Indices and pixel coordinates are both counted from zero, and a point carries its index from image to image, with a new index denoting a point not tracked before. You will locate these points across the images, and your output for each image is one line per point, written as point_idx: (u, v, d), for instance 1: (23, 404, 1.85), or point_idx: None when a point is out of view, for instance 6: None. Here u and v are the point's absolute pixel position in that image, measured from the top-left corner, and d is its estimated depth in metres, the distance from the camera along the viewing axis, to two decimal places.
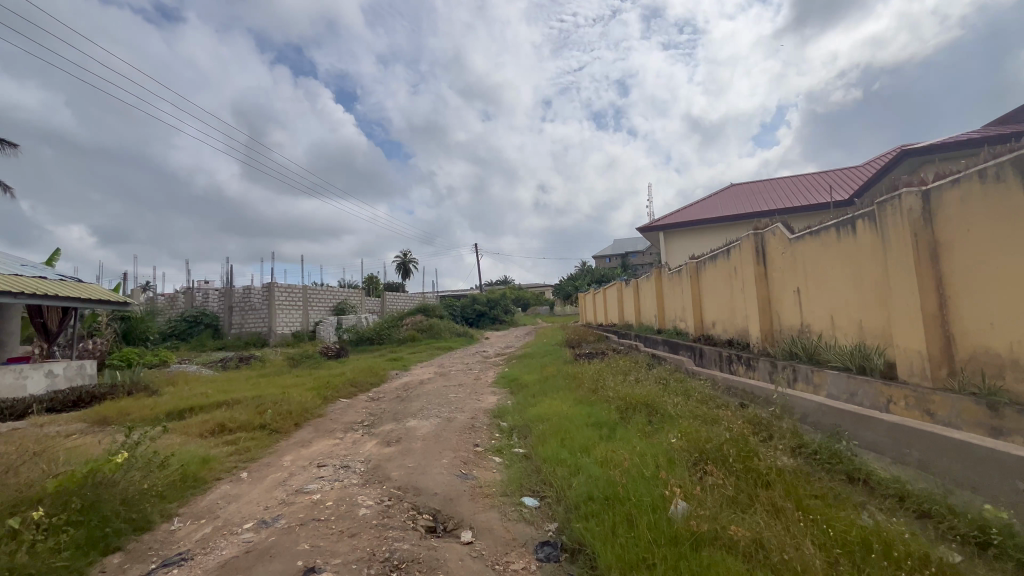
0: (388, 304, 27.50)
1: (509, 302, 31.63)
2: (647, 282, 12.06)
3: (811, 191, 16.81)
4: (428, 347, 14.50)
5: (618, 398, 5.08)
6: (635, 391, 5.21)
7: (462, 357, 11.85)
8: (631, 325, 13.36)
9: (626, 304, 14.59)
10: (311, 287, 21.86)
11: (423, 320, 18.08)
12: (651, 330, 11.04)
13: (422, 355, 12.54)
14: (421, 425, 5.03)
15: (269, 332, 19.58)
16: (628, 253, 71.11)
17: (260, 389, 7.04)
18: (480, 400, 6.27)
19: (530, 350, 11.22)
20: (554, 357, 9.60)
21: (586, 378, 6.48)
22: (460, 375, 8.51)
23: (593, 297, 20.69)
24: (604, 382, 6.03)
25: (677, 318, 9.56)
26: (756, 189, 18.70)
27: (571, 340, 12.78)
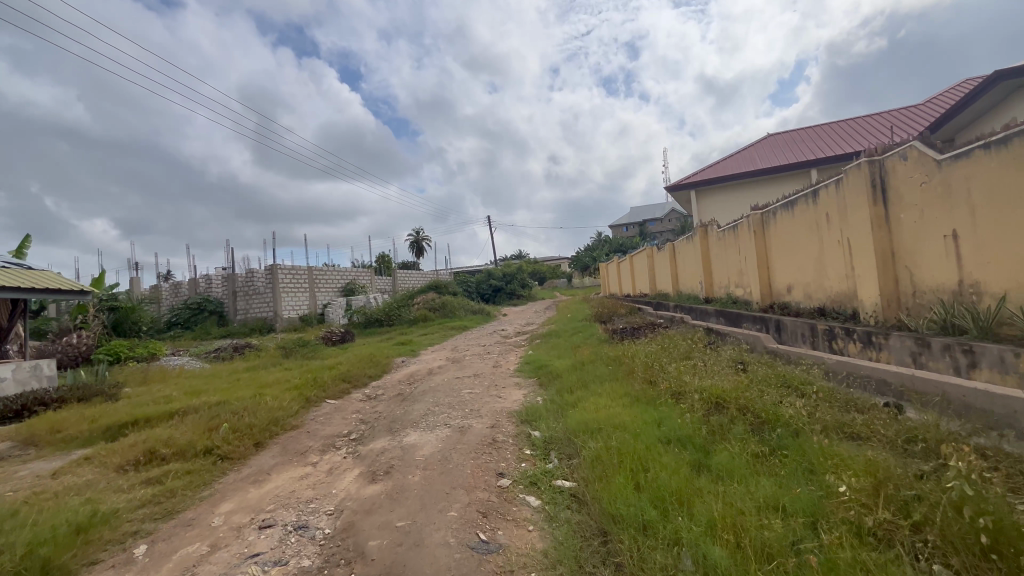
0: (399, 282, 26.35)
1: (526, 276, 30.22)
2: (686, 245, 10.45)
3: (864, 136, 14.86)
4: (441, 327, 13.21)
5: (695, 398, 3.66)
6: (713, 384, 3.82)
7: (478, 337, 10.53)
8: (667, 295, 11.80)
9: (659, 272, 13.01)
10: (317, 267, 20.71)
11: (435, 298, 16.81)
12: (695, 299, 9.52)
13: (434, 337, 11.26)
14: (423, 441, 3.67)
15: (275, 317, 18.55)
16: (646, 220, 68.72)
17: (236, 389, 5.80)
18: (501, 397, 4.90)
19: (555, 328, 9.83)
20: (586, 336, 8.16)
21: (636, 365, 5.07)
22: (475, 361, 7.16)
23: (618, 266, 19.11)
24: (661, 370, 4.64)
25: (731, 284, 8.01)
26: (798, 137, 16.76)
27: (600, 315, 11.33)
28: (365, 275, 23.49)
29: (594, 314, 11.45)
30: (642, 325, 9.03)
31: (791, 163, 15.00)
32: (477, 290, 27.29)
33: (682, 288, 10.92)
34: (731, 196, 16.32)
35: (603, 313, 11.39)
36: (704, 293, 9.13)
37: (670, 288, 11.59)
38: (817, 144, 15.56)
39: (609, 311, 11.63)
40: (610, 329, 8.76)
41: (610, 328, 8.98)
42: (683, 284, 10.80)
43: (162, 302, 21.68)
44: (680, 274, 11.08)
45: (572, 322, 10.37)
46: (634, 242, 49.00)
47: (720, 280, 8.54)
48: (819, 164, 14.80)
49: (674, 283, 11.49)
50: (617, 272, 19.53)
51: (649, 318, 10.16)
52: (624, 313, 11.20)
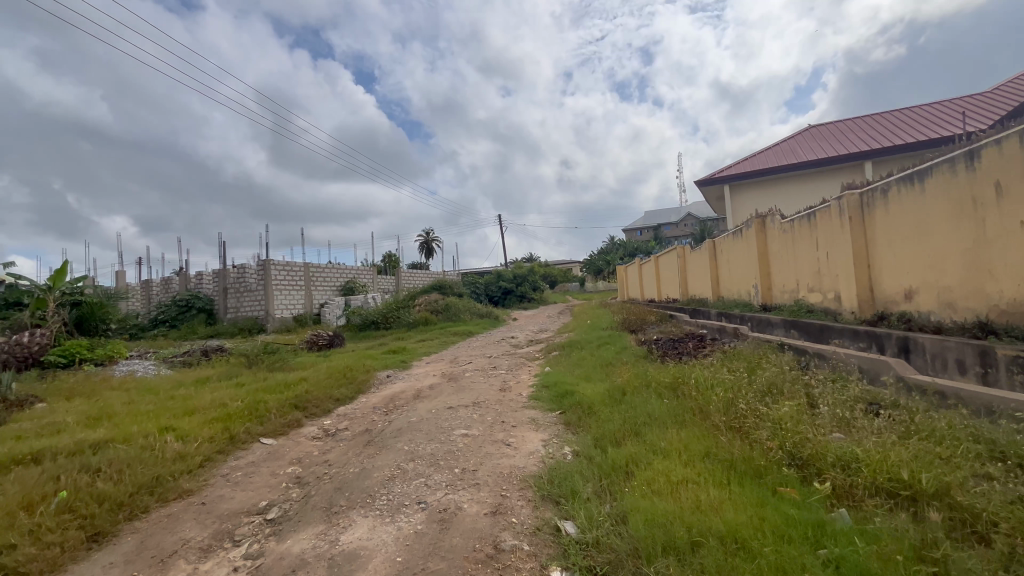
0: (403, 282, 24.87)
1: (538, 278, 28.55)
2: (734, 241, 8.76)
3: (928, 123, 13.04)
4: (442, 332, 11.66)
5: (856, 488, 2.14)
6: (872, 449, 2.29)
7: (484, 347, 8.93)
8: (706, 300, 10.10)
9: (694, 275, 11.33)
10: (314, 264, 19.28)
11: (439, 299, 15.24)
12: (747, 306, 7.82)
13: (434, 344, 9.73)
14: (372, 546, 2.11)
15: (266, 317, 17.16)
16: (661, 225, 66.71)
17: (153, 414, 4.31)
18: (510, 444, 3.30)
19: (576, 337, 8.22)
20: (618, 349, 6.54)
21: (707, 397, 3.52)
22: (478, 380, 5.58)
23: (640, 268, 17.42)
24: (753, 411, 3.10)
25: (802, 288, 6.33)
26: (845, 126, 14.95)
27: (627, 322, 9.68)
28: (367, 273, 22.03)
29: (621, 322, 9.80)
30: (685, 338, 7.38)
31: (843, 155, 13.21)
32: (485, 292, 25.74)
33: (726, 293, 9.21)
34: (770, 191, 14.60)
35: (631, 322, 9.72)
36: (759, 300, 7.45)
37: (710, 292, 9.89)
38: (873, 134, 13.70)
39: (638, 319, 9.99)
40: (645, 342, 7.14)
41: (645, 340, 7.35)
42: (728, 288, 9.10)
43: (152, 298, 20.44)
44: (722, 276, 9.39)
45: (596, 331, 8.73)
46: (650, 245, 47.10)
47: (782, 283, 6.89)
48: (875, 155, 12.99)
49: (715, 286, 9.79)
50: (639, 275, 17.83)
51: (689, 327, 8.48)
52: (656, 322, 9.53)
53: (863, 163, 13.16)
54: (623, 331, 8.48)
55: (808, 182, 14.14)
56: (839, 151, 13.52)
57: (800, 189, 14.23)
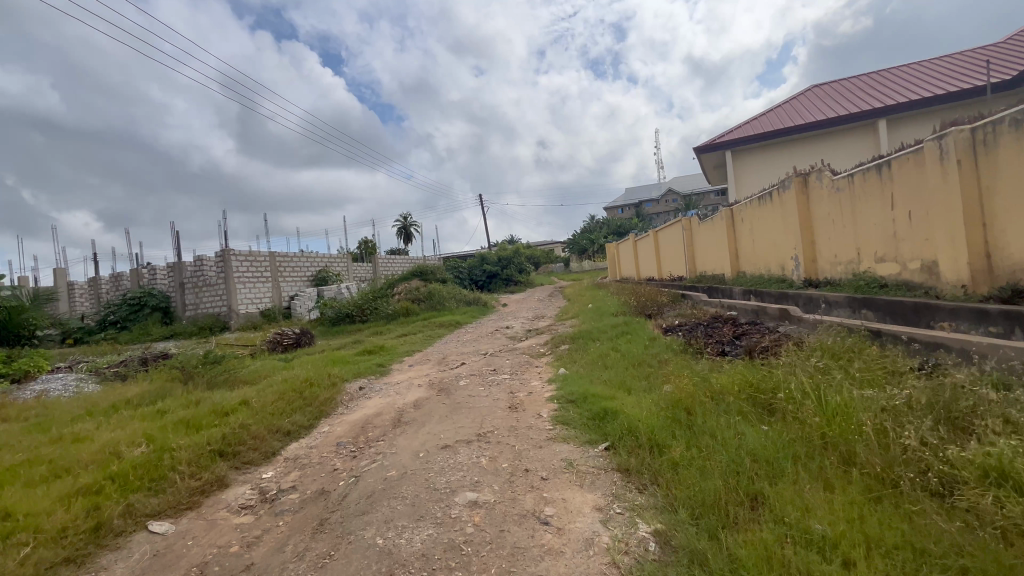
0: (381, 269, 23.26)
1: (523, 259, 27.20)
2: (761, 208, 7.57)
3: (945, 77, 12.07)
4: (426, 323, 10.30)
5: None
6: None
7: (476, 341, 7.63)
8: (724, 277, 8.96)
9: (705, 250, 10.18)
10: (281, 253, 17.56)
11: (421, 285, 13.80)
12: (782, 282, 6.71)
13: (418, 339, 8.39)
14: None
15: (228, 313, 15.50)
16: (643, 201, 65.83)
17: (7, 475, 2.93)
18: (549, 525, 2.06)
19: (585, 326, 6.99)
20: (646, 342, 5.33)
21: (835, 425, 2.34)
22: (477, 392, 4.30)
23: (636, 244, 16.27)
24: (939, 455, 1.96)
25: (867, 258, 5.19)
26: (852, 83, 13.88)
27: (638, 306, 8.48)
28: (340, 261, 20.34)
29: (631, 306, 8.60)
30: (717, 323, 6.22)
31: (856, 113, 12.13)
32: (469, 277, 24.33)
33: (750, 268, 8.07)
34: (775, 156, 13.49)
35: (642, 304, 8.53)
36: (801, 274, 6.31)
37: (729, 268, 8.75)
38: (887, 90, 12.62)
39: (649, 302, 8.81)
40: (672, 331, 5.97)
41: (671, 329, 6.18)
42: (752, 263, 7.97)
43: (100, 297, 18.42)
44: (745, 249, 8.25)
45: (607, 317, 7.50)
46: (634, 222, 46.02)
47: (834, 252, 5.75)
48: (891, 113, 11.94)
49: (734, 261, 8.66)
50: (635, 252, 16.68)
51: (713, 310, 7.33)
52: (671, 304, 8.36)
53: (878, 122, 12.11)
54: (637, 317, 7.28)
55: (816, 144, 13.06)
56: (851, 109, 12.43)
57: (807, 153, 13.16)
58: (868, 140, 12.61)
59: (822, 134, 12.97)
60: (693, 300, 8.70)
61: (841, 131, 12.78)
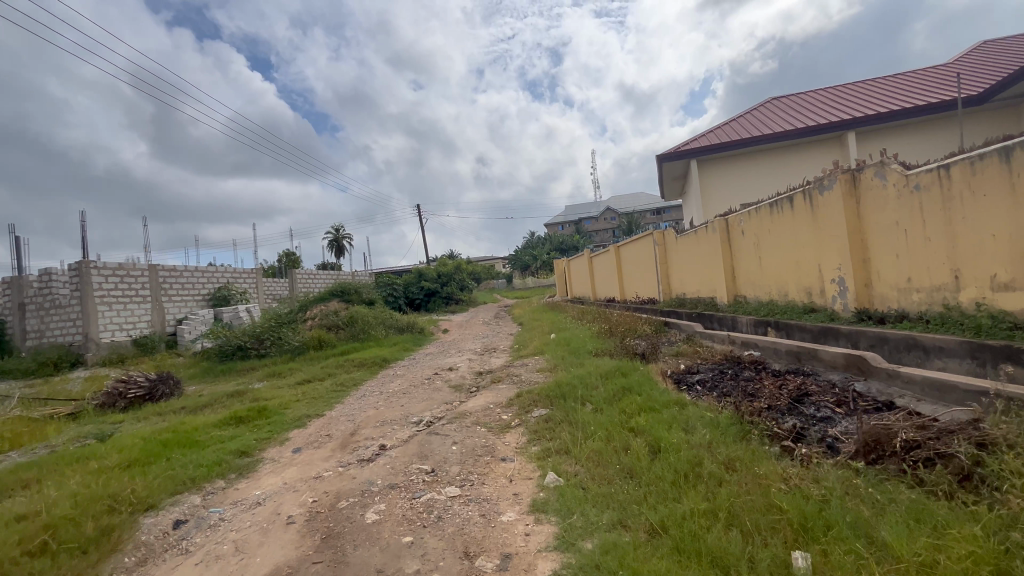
0: (299, 285, 20.10)
1: (465, 275, 25.00)
2: (773, 217, 6.01)
3: (909, 93, 11.61)
4: (342, 360, 7.87)
5: None
6: None
7: (407, 397, 5.38)
8: (717, 304, 7.40)
9: (687, 269, 8.63)
10: (166, 267, 14.15)
11: (341, 308, 11.18)
12: (815, 314, 5.11)
13: (325, 390, 5.99)
14: None
15: (84, 343, 11.98)
16: (583, 219, 65.93)
17: None
18: None
19: (563, 376, 4.99)
20: (674, 413, 3.40)
21: None
22: (395, 558, 2.13)
23: (594, 263, 14.67)
24: None
25: (973, 285, 3.63)
26: (814, 96, 13.26)
27: (620, 341, 6.63)
28: (246, 277, 17.07)
29: (610, 339, 6.72)
30: (748, 374, 4.46)
31: (826, 124, 11.34)
32: (403, 294, 21.80)
33: (755, 293, 6.51)
34: (741, 168, 12.45)
35: (623, 339, 6.69)
36: (849, 303, 4.71)
37: (724, 292, 7.18)
38: (853, 104, 12.00)
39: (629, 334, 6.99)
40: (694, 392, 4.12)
41: (688, 386, 4.33)
42: (759, 286, 6.40)
43: None
44: (747, 268, 6.70)
45: (586, 359, 5.57)
46: (576, 238, 45.32)
47: (907, 275, 4.17)
48: (861, 126, 11.26)
49: (731, 283, 7.11)
50: (592, 269, 15.07)
51: (723, 348, 5.62)
52: (661, 338, 6.58)
53: (848, 136, 11.38)
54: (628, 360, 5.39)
55: (783, 157, 12.20)
56: (820, 120, 11.64)
57: (774, 166, 12.25)
58: (836, 154, 11.90)
59: (789, 146, 12.11)
60: (684, 332, 7.00)
61: (809, 143, 11.99)
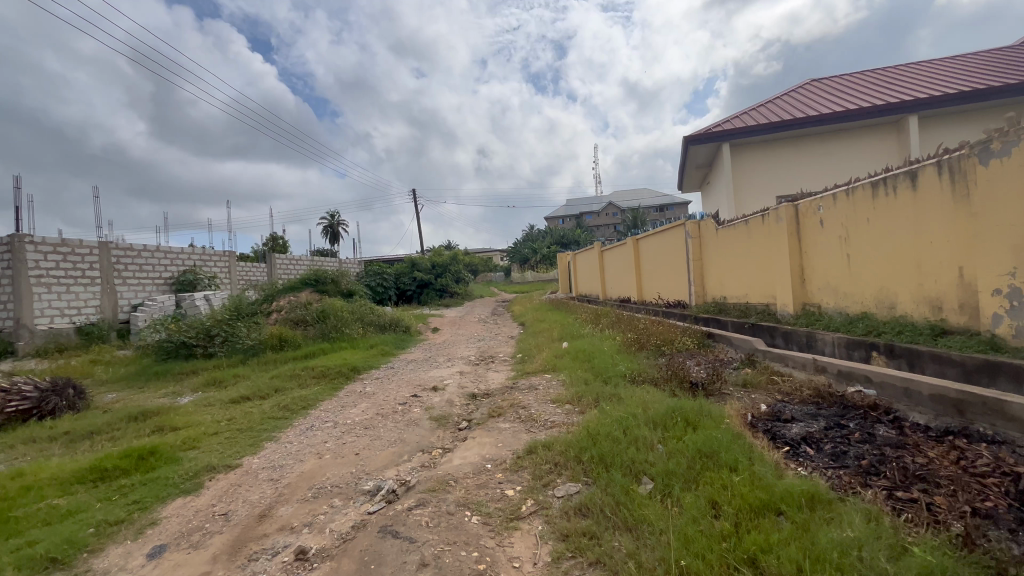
0: (279, 271, 18.41)
1: (461, 267, 23.34)
2: (878, 202, 4.42)
3: (978, 75, 10.12)
4: (301, 368, 6.26)
5: None
6: None
7: (368, 435, 3.81)
8: (777, 314, 5.85)
9: (731, 267, 7.07)
10: (121, 245, 12.42)
11: (314, 300, 9.53)
12: (957, 338, 3.57)
13: (260, 415, 4.38)
14: None
15: (14, 331, 10.29)
16: (584, 213, 64.28)
17: None
18: None
19: (595, 418, 3.43)
20: (832, 531, 1.84)
21: None
22: None
23: (606, 258, 13.08)
24: None
25: None
26: (863, 78, 11.74)
27: (659, 363, 5.07)
28: (217, 260, 15.36)
29: (645, 359, 5.15)
30: (888, 433, 2.89)
31: (884, 106, 9.86)
32: (394, 285, 20.36)
33: (840, 301, 4.94)
34: (780, 154, 10.94)
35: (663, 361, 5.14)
36: None
37: (789, 299, 5.62)
38: (912, 86, 10.49)
39: (669, 354, 5.43)
40: (820, 472, 2.55)
41: (800, 456, 2.76)
42: (848, 294, 4.84)
43: None
44: (827, 270, 5.14)
45: (624, 390, 3.99)
46: (579, 232, 43.72)
47: None
48: (924, 110, 9.79)
49: (800, 287, 5.55)
50: (603, 265, 13.50)
51: (814, 379, 4.05)
52: (714, 360, 5.02)
53: (908, 120, 9.91)
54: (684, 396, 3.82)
55: (829, 143, 10.73)
56: (877, 101, 10.10)
57: (818, 153, 10.77)
58: (890, 141, 10.45)
59: (837, 130, 10.63)
60: (740, 351, 5.42)
61: (860, 128, 10.53)
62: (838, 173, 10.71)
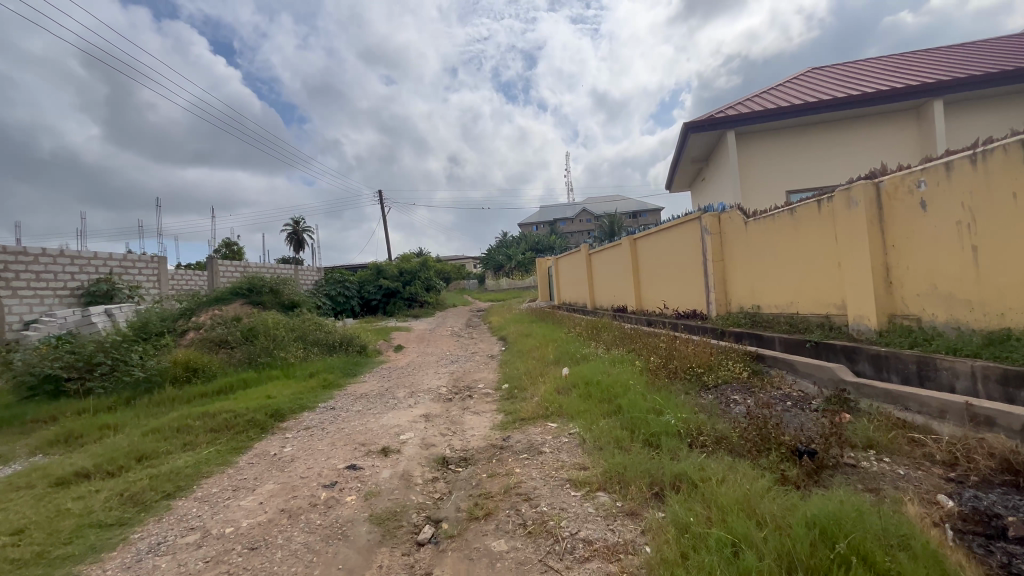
0: (222, 279, 16.12)
1: (433, 274, 21.49)
2: None
3: (999, 61, 9.26)
4: (200, 413, 4.40)
5: None
6: None
7: (248, 571, 2.09)
8: (848, 328, 4.43)
9: (770, 269, 5.65)
10: (9, 249, 10.10)
11: (244, 314, 7.59)
12: None
13: (77, 520, 2.58)
14: None
15: None
16: (558, 219, 63.29)
17: None
18: None
19: (672, 543, 1.84)
20: None
21: None
22: None
23: (596, 262, 11.60)
24: None
25: None
26: (870, 66, 10.79)
27: (713, 406, 3.53)
28: (143, 267, 13.07)
29: (692, 404, 3.57)
30: None
31: (907, 89, 8.76)
32: (356, 294, 18.51)
33: (961, 314, 3.53)
34: (790, 144, 9.78)
35: (719, 407, 3.57)
36: None
37: (868, 309, 4.21)
38: (929, 70, 9.53)
39: (721, 393, 3.86)
40: None
41: None
42: (973, 302, 3.45)
43: None
44: (932, 269, 3.75)
45: (694, 472, 2.39)
46: (554, 239, 42.50)
47: None
48: (950, 94, 8.73)
49: (884, 292, 4.14)
50: (592, 269, 12.02)
51: (984, 439, 2.56)
52: (793, 407, 3.48)
53: (932, 105, 8.85)
54: (802, 486, 2.25)
55: (844, 131, 9.61)
56: (896, 84, 9.03)
57: (832, 142, 9.64)
58: (910, 130, 9.39)
59: (852, 117, 9.53)
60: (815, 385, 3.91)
61: (877, 115, 9.44)
62: (853, 165, 9.59)
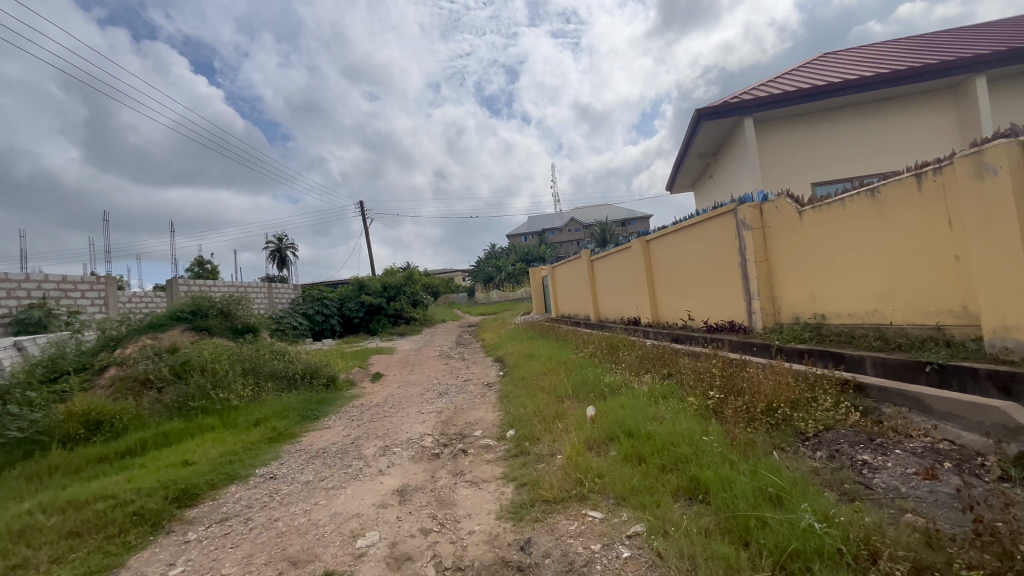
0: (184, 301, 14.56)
1: (420, 288, 20.13)
2: None
3: None
4: (65, 501, 2.97)
5: None
6: None
7: None
8: (984, 346, 3.21)
9: (842, 269, 4.44)
10: None
11: (181, 343, 6.15)
12: None
13: None
14: None
15: None
16: (547, 229, 62.38)
17: None
18: None
19: None
20: None
21: None
22: None
23: (600, 269, 10.38)
24: None
25: None
26: (892, 46, 9.81)
27: (847, 482, 2.26)
28: (87, 289, 11.50)
29: (813, 480, 2.28)
30: None
31: (948, 64, 7.74)
32: (336, 311, 17.15)
33: None
34: (813, 132, 8.72)
35: (855, 481, 2.29)
36: None
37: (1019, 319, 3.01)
38: (964, 46, 8.54)
39: (841, 454, 2.58)
40: None
41: None
42: None
43: None
44: None
45: None
46: (545, 249, 41.42)
47: None
48: (995, 69, 7.73)
49: None
50: (595, 277, 10.79)
51: None
52: (974, 478, 2.22)
53: (974, 82, 7.82)
54: None
55: (872, 116, 8.57)
56: (933, 60, 8.01)
57: (859, 128, 8.59)
58: (946, 113, 8.36)
59: (881, 100, 8.50)
60: (976, 434, 2.63)
61: (909, 96, 8.41)
62: (884, 154, 8.53)
